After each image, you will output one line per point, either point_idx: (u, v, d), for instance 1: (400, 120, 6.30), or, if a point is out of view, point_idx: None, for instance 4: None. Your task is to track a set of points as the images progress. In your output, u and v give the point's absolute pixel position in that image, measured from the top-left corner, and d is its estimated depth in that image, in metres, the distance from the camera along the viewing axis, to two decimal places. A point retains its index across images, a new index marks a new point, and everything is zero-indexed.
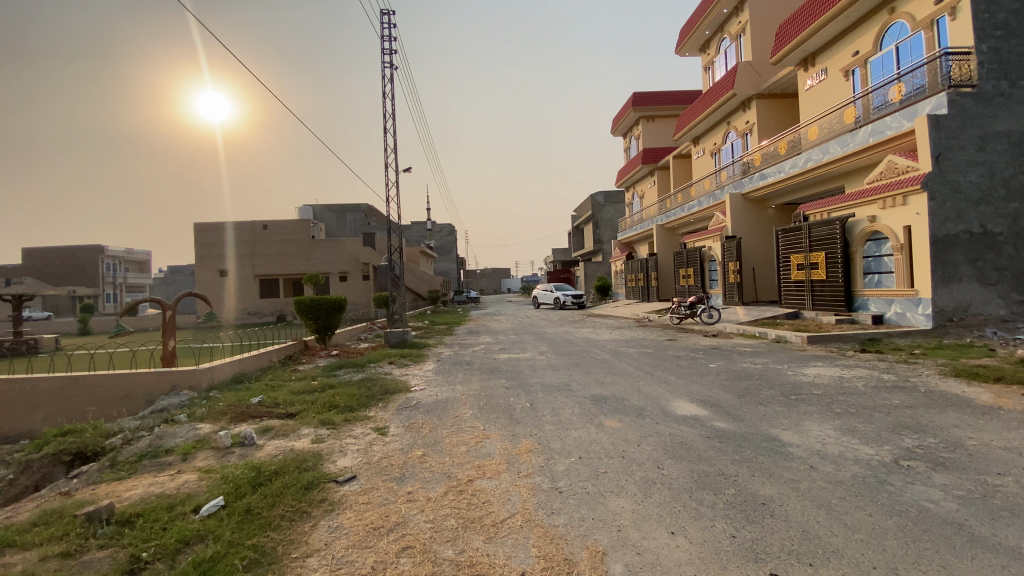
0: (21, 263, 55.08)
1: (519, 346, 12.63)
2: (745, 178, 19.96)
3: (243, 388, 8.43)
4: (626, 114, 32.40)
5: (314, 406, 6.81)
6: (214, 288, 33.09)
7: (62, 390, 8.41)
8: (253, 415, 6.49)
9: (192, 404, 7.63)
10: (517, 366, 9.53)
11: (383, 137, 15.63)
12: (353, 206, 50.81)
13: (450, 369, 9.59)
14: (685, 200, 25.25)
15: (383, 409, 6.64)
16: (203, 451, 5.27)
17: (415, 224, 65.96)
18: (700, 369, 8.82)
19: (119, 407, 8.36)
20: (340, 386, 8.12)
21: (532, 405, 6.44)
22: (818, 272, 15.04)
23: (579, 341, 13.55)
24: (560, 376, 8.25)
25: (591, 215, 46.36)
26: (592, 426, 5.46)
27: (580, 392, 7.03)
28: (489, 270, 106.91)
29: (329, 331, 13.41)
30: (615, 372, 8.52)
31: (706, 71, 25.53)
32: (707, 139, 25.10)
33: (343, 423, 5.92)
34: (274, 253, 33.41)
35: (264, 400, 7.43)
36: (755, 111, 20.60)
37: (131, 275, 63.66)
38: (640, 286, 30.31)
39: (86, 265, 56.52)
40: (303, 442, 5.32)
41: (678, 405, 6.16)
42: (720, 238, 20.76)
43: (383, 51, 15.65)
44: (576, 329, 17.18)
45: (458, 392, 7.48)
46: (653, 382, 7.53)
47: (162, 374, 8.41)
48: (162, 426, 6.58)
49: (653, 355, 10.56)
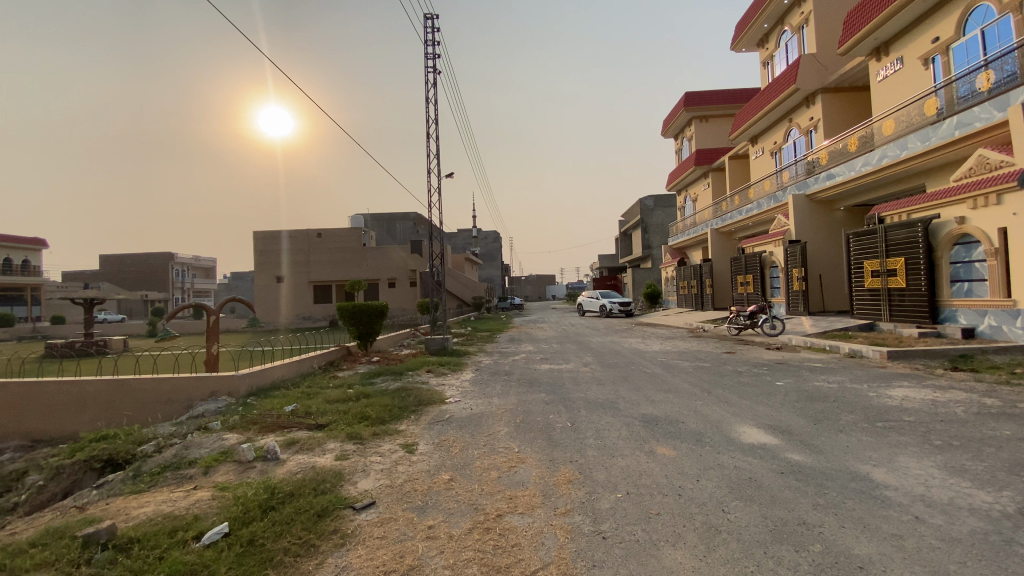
0: (103, 269, 59.77)
1: (563, 356, 11.99)
2: (809, 179, 18.50)
3: (280, 395, 8.31)
4: (678, 114, 31.21)
5: (345, 417, 6.51)
6: (270, 294, 34.34)
7: (107, 394, 8.60)
8: (282, 425, 6.26)
9: (227, 411, 7.55)
10: (559, 378, 8.93)
11: (426, 143, 15.56)
12: (402, 214, 51.74)
13: (488, 380, 9.12)
14: (742, 203, 23.83)
15: (414, 423, 6.24)
16: (224, 464, 5.05)
17: (462, 232, 66.49)
18: (764, 386, 7.92)
19: (160, 412, 8.44)
20: (374, 395, 7.82)
21: (572, 424, 5.86)
22: (896, 280, 13.54)
23: (627, 352, 12.75)
24: (605, 392, 7.60)
25: (640, 221, 44.97)
26: (642, 453, 4.82)
27: (626, 411, 6.37)
28: (534, 276, 106.34)
29: (371, 337, 13.26)
30: (667, 389, 7.76)
31: (764, 67, 24.08)
32: (767, 138, 23.59)
33: (371, 437, 5.56)
34: (325, 260, 34.34)
35: (297, 408, 7.23)
36: (820, 107, 19.09)
37: (198, 282, 67.62)
38: (692, 294, 28.87)
39: (158, 271, 60.60)
40: (327, 458, 4.98)
41: (742, 432, 5.39)
42: (782, 243, 19.33)
43: (427, 56, 15.60)
44: (625, 339, 16.36)
45: (495, 406, 6.99)
46: (710, 402, 6.76)
47: (202, 381, 8.44)
48: (195, 434, 6.54)
49: (709, 369, 9.66)
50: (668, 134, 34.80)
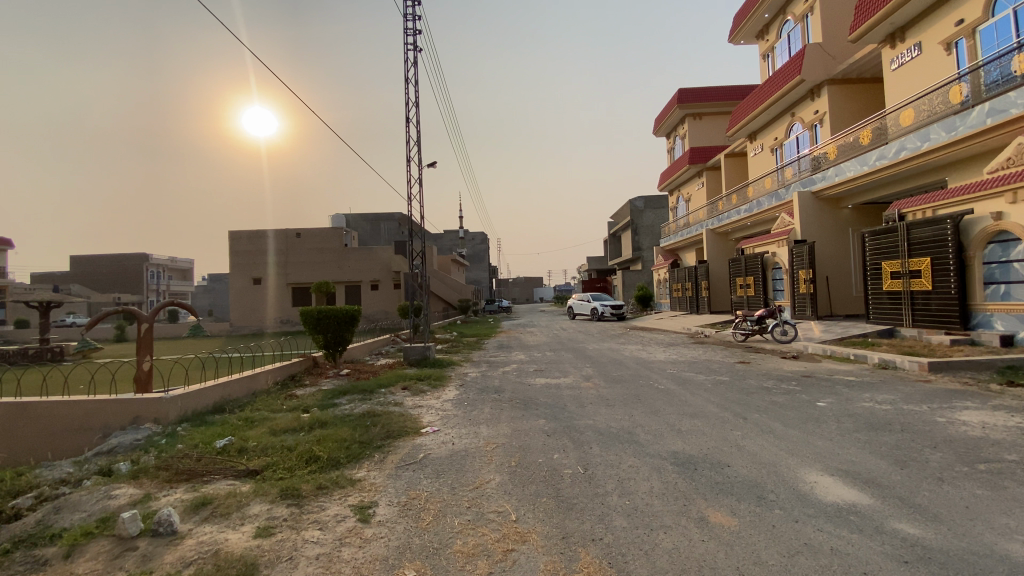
0: (75, 270, 56.99)
1: (559, 368, 10.54)
2: (815, 175, 17.42)
3: (217, 423, 6.76)
4: (671, 111, 30.17)
5: (286, 460, 5.00)
6: (245, 296, 32.44)
7: (6, 421, 6.87)
8: (200, 473, 4.72)
9: (146, 445, 5.97)
10: (558, 397, 7.50)
11: (406, 129, 14.11)
12: (387, 214, 50.00)
13: (476, 399, 7.68)
14: (740, 201, 22.75)
15: (377, 468, 4.81)
16: (96, 541, 3.49)
17: (448, 232, 64.57)
18: (805, 409, 6.59)
19: (73, 443, 6.81)
20: (333, 423, 6.35)
21: (585, 471, 4.42)
22: (920, 282, 12.39)
23: (630, 362, 11.33)
24: (617, 418, 6.16)
25: (631, 221, 43.82)
26: (690, 523, 3.41)
27: (652, 448, 4.97)
28: (523, 279, 104.75)
29: (340, 346, 11.74)
30: (691, 413, 6.37)
31: (764, 59, 23.04)
32: (766, 133, 22.58)
33: (313, 496, 4.10)
34: (304, 261, 32.54)
35: (231, 444, 5.70)
36: (826, 99, 18.07)
37: (175, 284, 64.84)
38: (687, 297, 27.71)
39: (132, 273, 58.02)
40: (240, 536, 3.46)
41: (814, 485, 4.06)
42: (787, 243, 18.20)
43: (406, 34, 14.11)
44: (624, 346, 15.01)
45: (481, 439, 5.54)
46: (753, 437, 5.39)
47: (123, 404, 6.84)
48: (93, 480, 4.96)
49: (732, 385, 8.30)
50: (660, 133, 33.80)
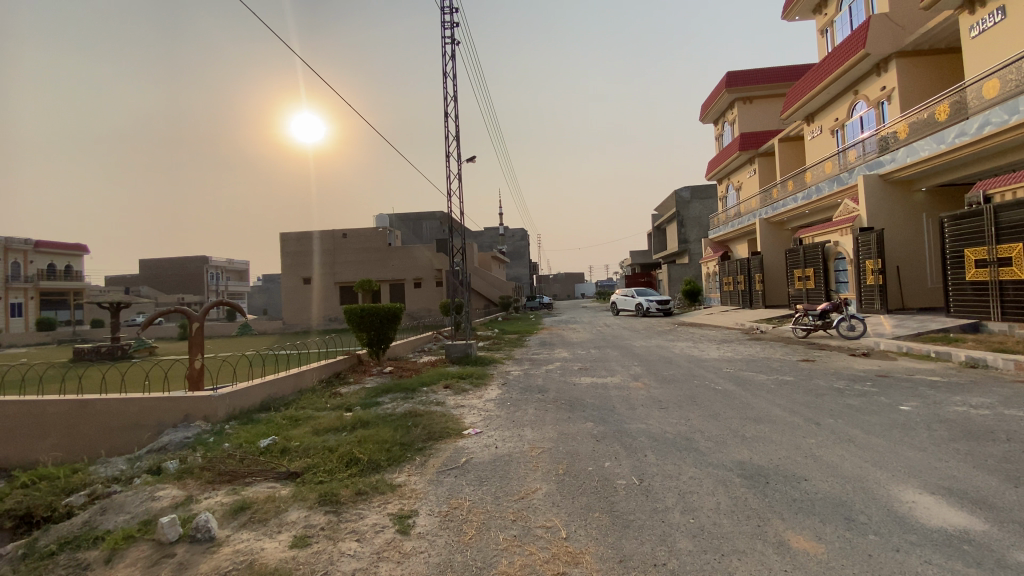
0: (142, 273, 60.86)
1: (605, 366, 10.10)
2: (883, 157, 16.05)
3: (263, 421, 6.77)
4: (719, 97, 28.82)
5: (326, 462, 4.87)
6: (296, 295, 33.55)
7: (68, 417, 7.14)
8: (242, 474, 4.65)
9: (195, 443, 6.02)
10: (607, 398, 7.10)
11: (445, 124, 13.94)
12: (428, 213, 50.54)
13: (520, 399, 7.39)
14: (797, 188, 21.39)
15: (417, 472, 4.60)
16: (136, 545, 3.42)
17: (488, 229, 64.70)
18: (886, 414, 5.90)
19: (130, 439, 7.00)
20: (375, 423, 6.22)
21: (641, 482, 4.03)
22: (1010, 271, 11.13)
23: (682, 360, 10.75)
24: (672, 422, 5.71)
25: (676, 213, 42.38)
26: (767, 549, 2.98)
27: (714, 458, 4.53)
28: (563, 275, 103.82)
29: (383, 344, 11.74)
30: (755, 417, 5.83)
31: (823, 35, 21.52)
32: (825, 114, 21.11)
33: (352, 504, 3.90)
34: (351, 260, 33.30)
35: (275, 443, 5.65)
36: (895, 74, 16.61)
37: (232, 284, 68.15)
38: (739, 291, 26.42)
39: (193, 275, 61.35)
40: (277, 546, 3.30)
41: (912, 506, 3.51)
42: (851, 231, 16.89)
43: (444, 27, 13.91)
44: (673, 342, 14.32)
45: (526, 443, 5.24)
46: (830, 446, 4.83)
47: (175, 402, 6.98)
48: (142, 479, 5.00)
49: (797, 386, 7.62)
50: (707, 119, 32.39)
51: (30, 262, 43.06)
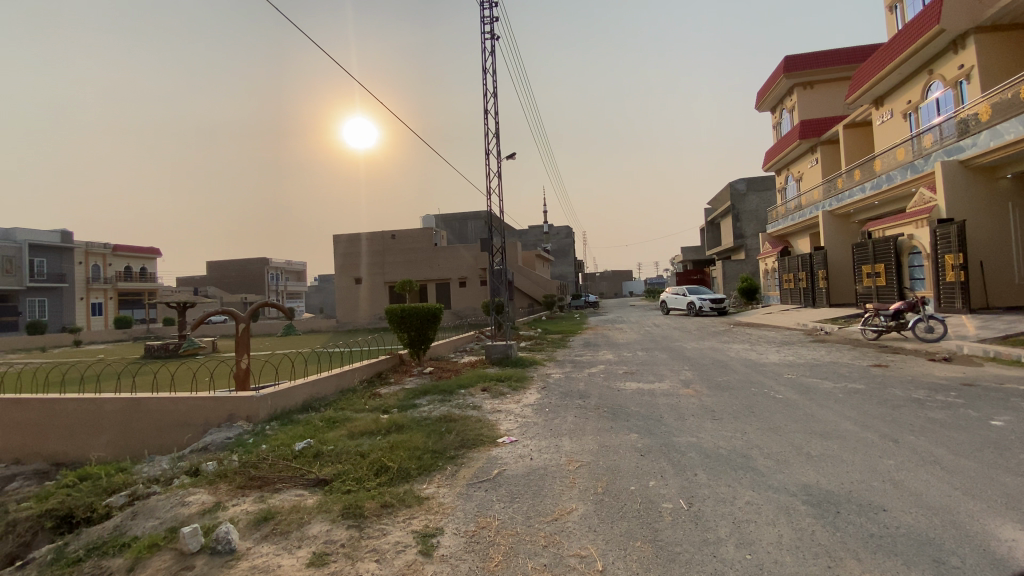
0: (209, 274, 64.74)
1: (652, 371, 9.56)
2: (962, 142, 14.48)
3: (301, 423, 6.77)
4: (776, 82, 27.15)
5: (356, 469, 4.70)
6: (348, 295, 34.53)
7: (124, 414, 7.46)
8: (272, 480, 4.58)
9: (234, 444, 6.09)
10: (653, 406, 6.66)
11: (485, 121, 13.71)
12: (474, 212, 50.83)
13: (559, 404, 7.04)
14: (865, 177, 19.75)
15: (447, 484, 4.36)
16: (159, 554, 3.39)
17: (534, 227, 64.30)
18: (978, 430, 5.14)
19: (177, 437, 7.22)
20: (409, 428, 6.05)
21: (689, 507, 3.62)
22: None
23: (736, 364, 10.04)
24: (726, 436, 5.22)
25: (730, 207, 40.43)
26: None
27: (774, 480, 4.07)
28: (610, 273, 101.76)
29: (424, 344, 11.66)
30: (822, 433, 5.23)
31: (891, 11, 19.76)
32: (895, 97, 19.36)
33: (376, 518, 3.70)
34: (399, 260, 33.92)
35: (309, 446, 5.58)
36: (972, 51, 14.95)
37: (291, 284, 71.33)
38: (800, 289, 24.79)
39: (254, 275, 64.59)
40: (294, 563, 3.15)
41: (1018, 546, 2.92)
42: (927, 223, 15.38)
43: (482, 23, 13.68)
44: (728, 344, 13.48)
45: (563, 455, 4.91)
46: (913, 468, 4.21)
47: (219, 402, 7.12)
48: (179, 481, 5.09)
49: (869, 395, 6.85)
50: (764, 107, 30.67)
51: (109, 264, 46.69)
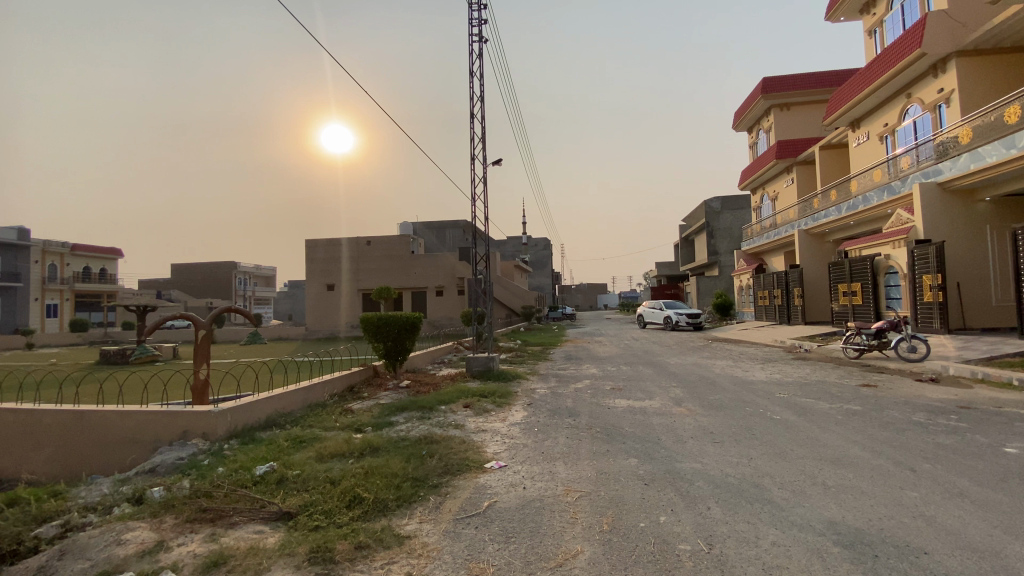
0: (173, 277, 62.11)
1: (640, 387, 9.18)
2: (940, 164, 14.80)
3: (264, 442, 6.11)
4: (754, 102, 27.68)
5: (327, 499, 4.14)
6: (320, 302, 33.40)
7: (65, 427, 6.63)
8: (228, 513, 3.95)
9: (187, 466, 5.39)
10: (649, 426, 6.26)
11: (470, 124, 13.33)
12: (452, 221, 50.29)
13: (549, 424, 6.58)
14: (842, 197, 20.08)
15: (431, 519, 3.81)
16: None
17: (511, 239, 64.05)
18: (992, 458, 4.92)
19: (124, 456, 6.45)
20: (386, 450, 5.47)
21: (710, 549, 3.20)
22: None
23: (725, 382, 9.77)
24: (733, 462, 4.84)
25: (706, 224, 41.02)
26: None
27: (796, 515, 3.69)
28: (586, 286, 102.25)
29: (400, 356, 11.03)
30: (834, 460, 4.91)
31: (870, 36, 20.36)
32: (872, 119, 19.83)
33: (348, 565, 3.13)
34: (375, 267, 33.07)
35: (271, 471, 4.94)
36: (953, 75, 15.38)
37: (260, 290, 69.10)
38: (776, 305, 25.03)
39: (222, 279, 62.30)
40: None
41: None
42: (905, 243, 15.62)
43: (472, 24, 13.35)
44: (711, 361, 13.26)
45: (559, 483, 4.43)
46: (939, 501, 3.91)
47: (173, 418, 6.39)
48: (118, 511, 4.38)
49: (869, 418, 6.62)
50: (741, 126, 31.29)
51: (67, 264, 44.27)
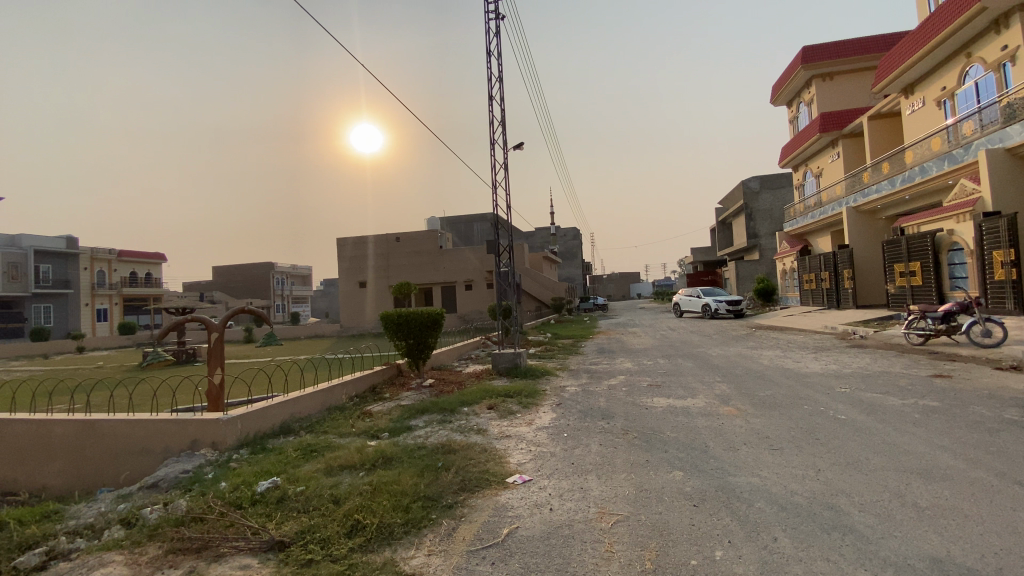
0: (214, 280, 64.05)
1: (681, 383, 8.45)
2: (1009, 128, 13.27)
3: (274, 452, 5.72)
4: (794, 74, 25.95)
5: (327, 523, 3.65)
6: (352, 299, 33.63)
7: (76, 437, 6.43)
8: (215, 542, 3.51)
9: (190, 481, 5.03)
10: (694, 430, 5.55)
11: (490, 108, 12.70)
12: (481, 215, 49.88)
13: (580, 428, 5.95)
14: (896, 169, 18.46)
15: (440, 553, 3.24)
16: None
17: (541, 229, 63.16)
18: None
19: (135, 467, 6.20)
20: (398, 463, 4.94)
21: None
22: None
23: (775, 375, 8.89)
24: (798, 477, 4.09)
25: (743, 206, 39.15)
26: None
27: (887, 549, 2.96)
28: (618, 274, 100.43)
29: (423, 354, 10.56)
30: (923, 472, 4.10)
31: None
32: (928, 83, 18.11)
33: None
34: (405, 263, 32.97)
35: (273, 487, 4.50)
36: (1019, 29, 13.75)
37: (297, 289, 70.57)
38: (824, 290, 23.48)
39: (260, 279, 63.78)
40: None
41: None
42: (971, 216, 14.13)
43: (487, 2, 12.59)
44: (757, 351, 12.31)
45: (591, 504, 3.81)
46: None
47: (180, 427, 6.09)
48: (104, 537, 4.00)
49: (951, 416, 5.71)
50: (780, 100, 29.49)
51: (114, 270, 46.07)
